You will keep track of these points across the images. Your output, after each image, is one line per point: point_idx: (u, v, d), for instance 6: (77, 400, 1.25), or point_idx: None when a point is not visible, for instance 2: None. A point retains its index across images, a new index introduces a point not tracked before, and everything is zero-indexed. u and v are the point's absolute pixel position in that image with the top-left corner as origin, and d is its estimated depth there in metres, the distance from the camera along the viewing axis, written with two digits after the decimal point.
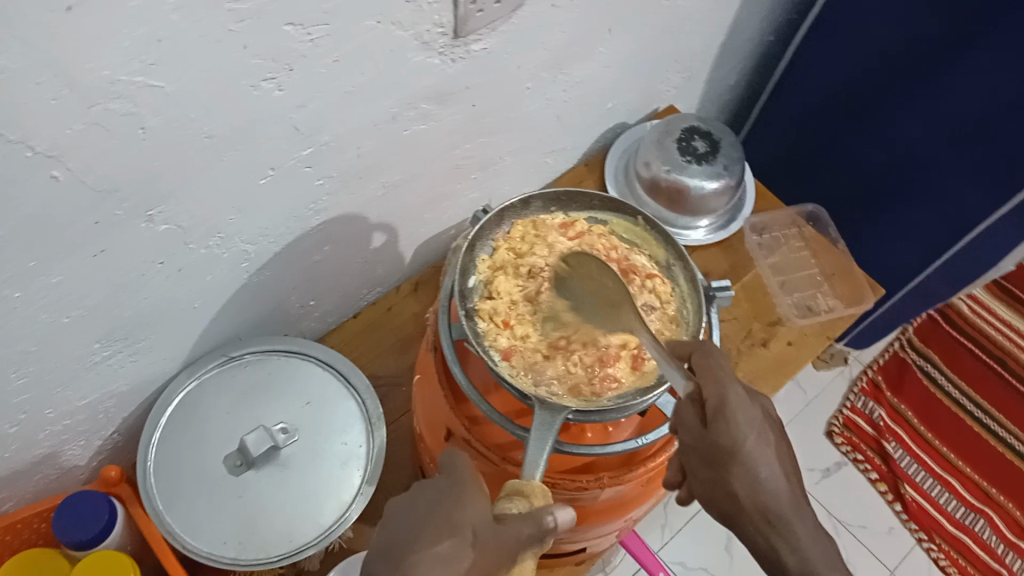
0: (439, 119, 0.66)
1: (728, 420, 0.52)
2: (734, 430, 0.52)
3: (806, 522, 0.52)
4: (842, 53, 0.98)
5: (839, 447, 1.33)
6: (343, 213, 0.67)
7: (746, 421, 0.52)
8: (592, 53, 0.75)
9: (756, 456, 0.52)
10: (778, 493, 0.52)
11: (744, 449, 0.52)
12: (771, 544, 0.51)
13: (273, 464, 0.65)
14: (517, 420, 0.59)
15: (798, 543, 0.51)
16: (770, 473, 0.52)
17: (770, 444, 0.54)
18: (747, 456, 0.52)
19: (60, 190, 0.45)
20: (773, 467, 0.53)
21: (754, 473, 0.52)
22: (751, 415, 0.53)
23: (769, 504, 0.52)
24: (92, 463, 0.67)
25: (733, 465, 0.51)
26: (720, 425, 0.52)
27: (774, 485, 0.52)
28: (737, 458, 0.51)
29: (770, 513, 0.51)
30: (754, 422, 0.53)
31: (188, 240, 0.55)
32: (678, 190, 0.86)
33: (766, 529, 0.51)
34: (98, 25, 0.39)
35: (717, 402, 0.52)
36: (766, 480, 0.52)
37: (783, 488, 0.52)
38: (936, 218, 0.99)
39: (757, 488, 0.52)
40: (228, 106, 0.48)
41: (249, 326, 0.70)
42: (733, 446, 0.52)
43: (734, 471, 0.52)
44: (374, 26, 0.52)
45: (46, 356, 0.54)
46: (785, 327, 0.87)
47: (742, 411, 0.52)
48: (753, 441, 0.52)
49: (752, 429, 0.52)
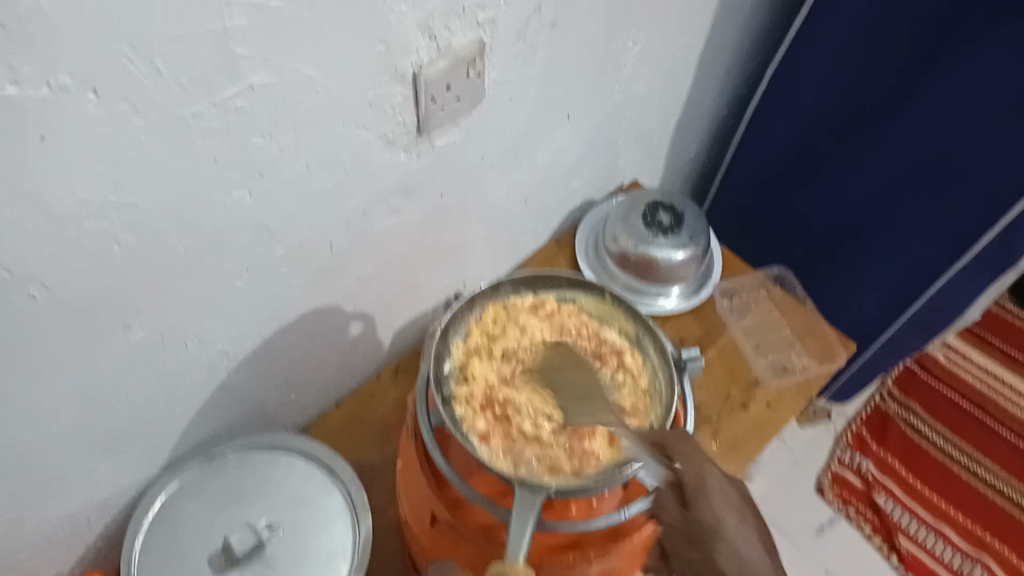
0: (408, 212, 0.68)
1: (708, 499, 0.54)
2: (713, 507, 0.54)
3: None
4: (793, 121, 1.03)
5: (831, 504, 1.32)
6: (319, 307, 0.68)
7: (721, 500, 0.55)
8: (553, 138, 0.79)
9: (737, 534, 0.54)
10: (767, 573, 0.52)
11: (724, 526, 0.54)
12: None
13: (258, 561, 0.65)
14: (500, 502, 0.58)
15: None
16: (753, 554, 0.54)
17: (751, 529, 0.55)
18: (728, 534, 0.54)
19: (37, 310, 0.46)
20: (757, 548, 0.54)
21: (736, 550, 0.53)
22: (728, 496, 0.55)
23: None
24: (74, 575, 0.67)
25: (716, 541, 0.54)
26: (702, 503, 0.54)
27: (760, 567, 0.52)
28: (718, 534, 0.54)
29: None
30: (732, 501, 0.55)
31: (165, 346, 0.57)
32: (647, 263, 0.89)
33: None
34: (72, 151, 0.41)
35: (695, 482, 0.55)
36: (748, 557, 0.53)
37: (772, 570, 0.53)
38: (894, 272, 1.02)
39: (744, 565, 0.53)
40: (202, 216, 0.51)
41: (229, 423, 0.71)
42: (715, 522, 0.54)
43: (717, 547, 0.54)
44: (340, 130, 0.55)
45: (26, 472, 0.54)
46: (762, 390, 0.87)
47: (719, 491, 0.55)
48: (732, 519, 0.55)
49: (730, 507, 0.55)
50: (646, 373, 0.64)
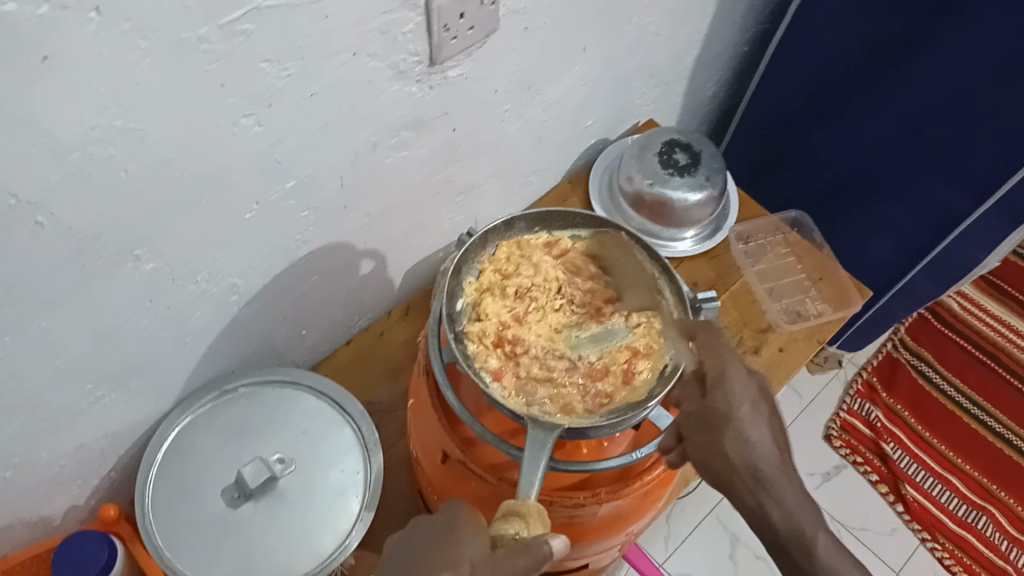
0: (419, 147, 0.67)
1: (724, 389, 0.55)
2: (730, 398, 0.54)
3: (792, 486, 0.52)
4: (814, 59, 1.00)
5: (837, 451, 1.33)
6: (328, 243, 0.67)
7: (741, 391, 0.55)
8: (567, 72, 0.76)
9: (750, 422, 0.54)
10: (767, 456, 0.53)
11: (739, 415, 0.54)
12: (758, 498, 0.52)
13: (271, 496, 0.66)
14: (512, 440, 0.60)
15: (784, 501, 0.51)
16: (762, 438, 0.53)
17: (766, 416, 0.55)
18: (741, 421, 0.54)
19: (43, 237, 0.45)
20: (768, 433, 0.54)
21: (746, 436, 0.53)
22: (749, 389, 0.55)
23: (759, 463, 0.52)
24: (90, 503, 0.67)
25: (728, 428, 0.53)
26: (718, 392, 0.55)
27: (767, 452, 0.53)
28: (731, 421, 0.53)
29: (761, 472, 0.52)
30: (752, 395, 0.55)
31: (174, 278, 0.56)
32: (662, 203, 0.87)
33: (755, 485, 0.52)
34: (74, 74, 0.40)
35: (716, 372, 0.55)
36: (757, 444, 0.53)
37: (774, 453, 0.53)
38: (913, 217, 1.01)
39: (749, 450, 0.53)
40: (209, 145, 0.49)
41: (240, 358, 0.70)
42: (729, 411, 0.54)
43: (728, 432, 0.53)
44: (349, 58, 0.53)
45: (37, 401, 0.54)
46: (775, 334, 0.88)
47: (741, 384, 0.55)
48: (748, 409, 0.54)
49: (749, 397, 0.55)
50: None
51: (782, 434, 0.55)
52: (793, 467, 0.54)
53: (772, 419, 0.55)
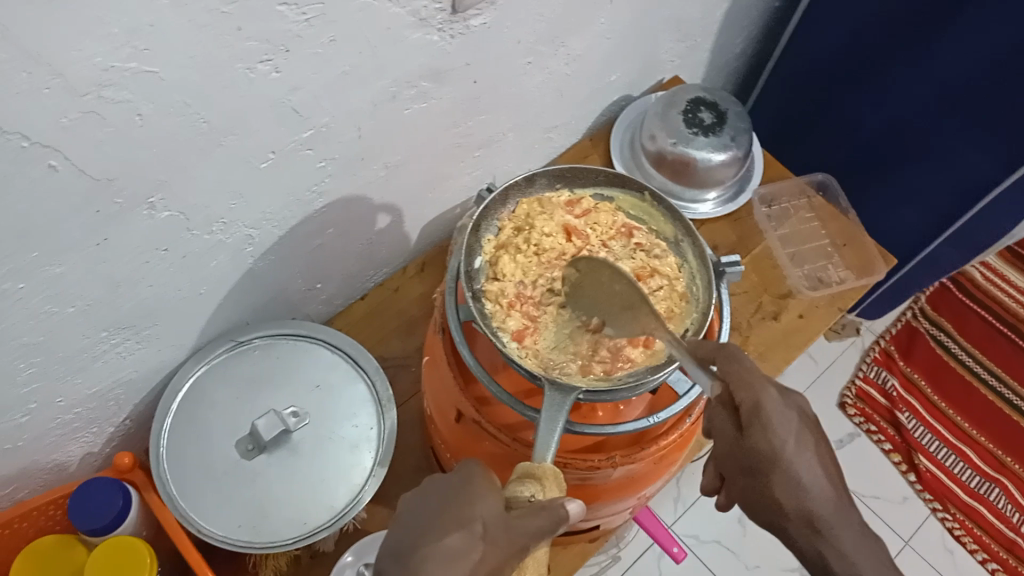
0: (438, 98, 0.65)
1: (763, 424, 0.48)
2: (770, 435, 0.48)
3: (851, 529, 0.48)
4: (849, 14, 0.96)
5: (851, 418, 1.32)
6: (345, 196, 0.66)
7: (783, 424, 0.49)
8: (593, 24, 0.74)
9: (800, 461, 0.49)
10: (821, 499, 0.48)
11: (786, 455, 0.48)
12: (816, 549, 0.48)
13: (284, 448, 0.66)
14: (527, 401, 0.59)
15: (844, 551, 0.47)
16: (814, 477, 0.49)
17: (810, 447, 0.50)
18: (789, 461, 0.48)
19: (57, 180, 0.44)
20: (816, 467, 0.49)
21: (796, 479, 0.48)
22: (791, 418, 0.49)
23: (814, 511, 0.48)
24: (104, 450, 0.68)
25: (776, 474, 0.48)
26: (756, 431, 0.49)
27: (820, 493, 0.49)
28: (777, 465, 0.48)
29: (817, 521, 0.48)
30: (792, 426, 0.49)
31: (189, 227, 0.55)
32: (685, 163, 0.85)
33: (811, 538, 0.48)
34: (86, 13, 0.38)
35: (750, 404, 0.49)
36: (810, 485, 0.49)
37: (827, 491, 0.49)
38: (939, 183, 0.99)
39: (801, 493, 0.48)
40: (223, 91, 0.48)
41: (255, 310, 0.70)
42: (775, 453, 0.48)
43: (774, 477, 0.48)
44: (369, 3, 0.51)
45: (51, 348, 0.54)
46: (795, 300, 0.86)
47: (782, 418, 0.49)
48: (794, 446, 0.49)
49: (793, 428, 0.49)
50: (685, 276, 0.64)
51: (824, 458, 0.51)
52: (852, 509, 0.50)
53: (817, 448, 0.50)
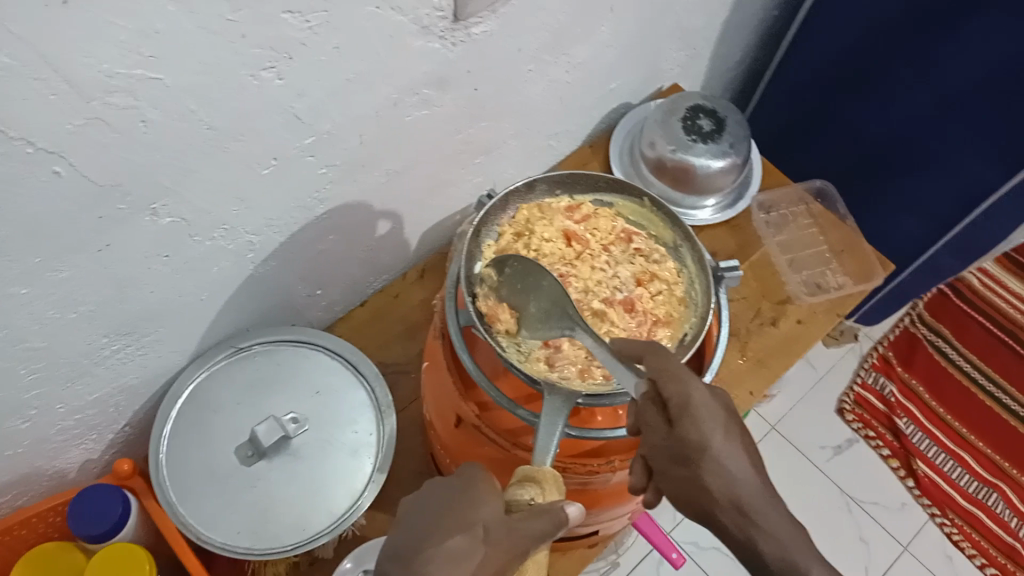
0: (439, 105, 0.65)
1: (693, 417, 0.48)
2: (701, 427, 0.48)
3: (777, 512, 0.48)
4: (849, 21, 0.96)
5: (850, 424, 1.33)
6: (347, 202, 0.66)
7: (709, 414, 0.48)
8: (593, 32, 0.74)
9: (726, 450, 0.48)
10: (747, 484, 0.48)
11: (713, 445, 0.48)
12: (747, 534, 0.48)
13: (284, 454, 0.66)
14: (527, 406, 0.59)
15: (772, 531, 0.47)
16: (740, 465, 0.49)
17: (735, 437, 0.49)
18: (716, 450, 0.48)
19: (61, 186, 0.44)
20: (741, 453, 0.49)
21: (724, 468, 0.48)
22: (718, 411, 0.49)
23: (741, 494, 0.48)
24: (105, 456, 0.68)
25: (706, 463, 0.48)
26: (687, 423, 0.48)
27: (747, 479, 0.48)
28: (705, 454, 0.48)
29: (744, 505, 0.48)
30: (719, 417, 0.49)
31: (192, 233, 0.55)
32: (684, 170, 0.86)
33: (742, 523, 0.48)
34: (92, 18, 0.38)
35: (679, 400, 0.48)
36: (737, 472, 0.48)
37: (753, 479, 0.49)
38: (939, 189, 0.99)
39: (727, 479, 0.48)
40: (227, 97, 0.48)
41: (255, 317, 0.70)
42: (703, 442, 0.48)
43: (704, 466, 0.48)
44: (372, 12, 0.51)
45: (53, 353, 0.54)
46: (794, 306, 0.87)
47: (709, 408, 0.49)
48: (721, 436, 0.48)
49: (718, 416, 0.49)
50: (683, 281, 0.64)
51: (746, 442, 0.50)
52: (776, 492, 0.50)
53: (739, 432, 0.50)
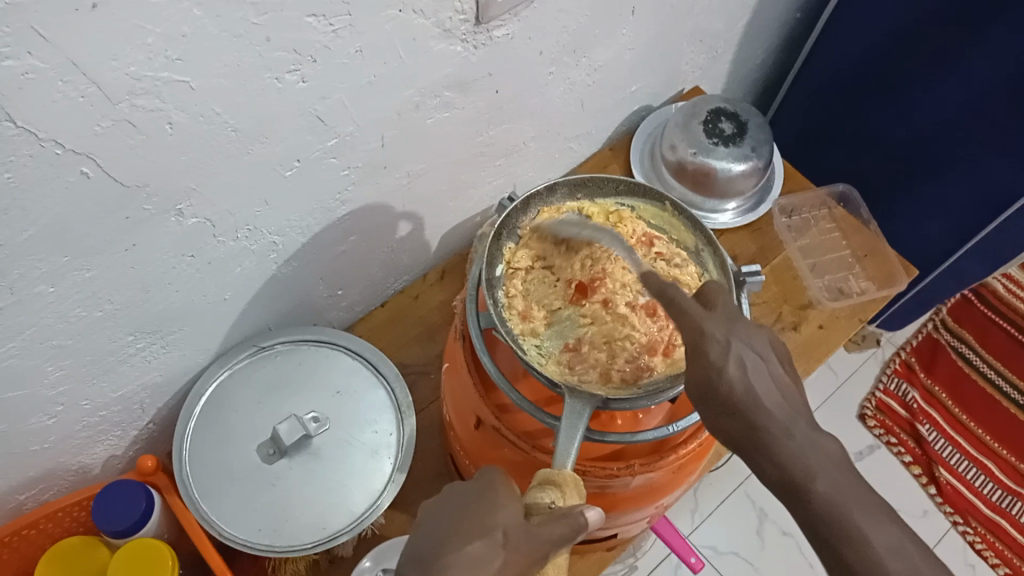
0: (460, 107, 0.65)
1: (703, 352, 0.47)
2: (711, 362, 0.46)
3: (794, 438, 0.44)
4: (872, 24, 0.96)
5: (871, 430, 1.32)
6: (368, 203, 0.67)
7: (721, 349, 0.46)
8: (615, 35, 0.74)
9: (742, 380, 0.46)
10: (766, 413, 0.45)
11: (722, 379, 0.46)
12: (757, 461, 0.45)
13: (305, 453, 0.66)
14: (547, 408, 0.59)
15: (780, 457, 0.43)
16: (759, 391, 0.46)
17: (759, 367, 0.47)
18: (726, 383, 0.46)
19: (89, 186, 0.45)
20: (769, 383, 0.46)
21: (733, 398, 0.46)
22: (731, 344, 0.47)
23: (753, 423, 0.45)
24: (128, 453, 0.68)
25: (716, 395, 0.46)
26: (696, 359, 0.47)
27: (763, 407, 0.45)
28: (717, 388, 0.46)
29: (755, 433, 0.45)
30: (738, 349, 0.47)
31: (215, 234, 0.56)
32: (705, 173, 0.85)
33: (754, 450, 0.45)
34: (121, 23, 0.39)
35: (689, 335, 0.47)
36: (750, 400, 0.45)
37: (773, 407, 0.45)
38: (963, 196, 0.98)
39: (738, 407, 0.45)
40: (254, 99, 0.48)
41: (278, 316, 0.71)
42: (712, 378, 0.46)
43: (717, 398, 0.46)
44: (396, 15, 0.52)
45: (80, 350, 0.55)
46: (815, 311, 0.86)
47: (721, 344, 0.46)
48: (733, 368, 0.46)
49: (738, 352, 0.47)
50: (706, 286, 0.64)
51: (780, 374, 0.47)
52: (811, 417, 0.46)
53: (773, 365, 0.47)
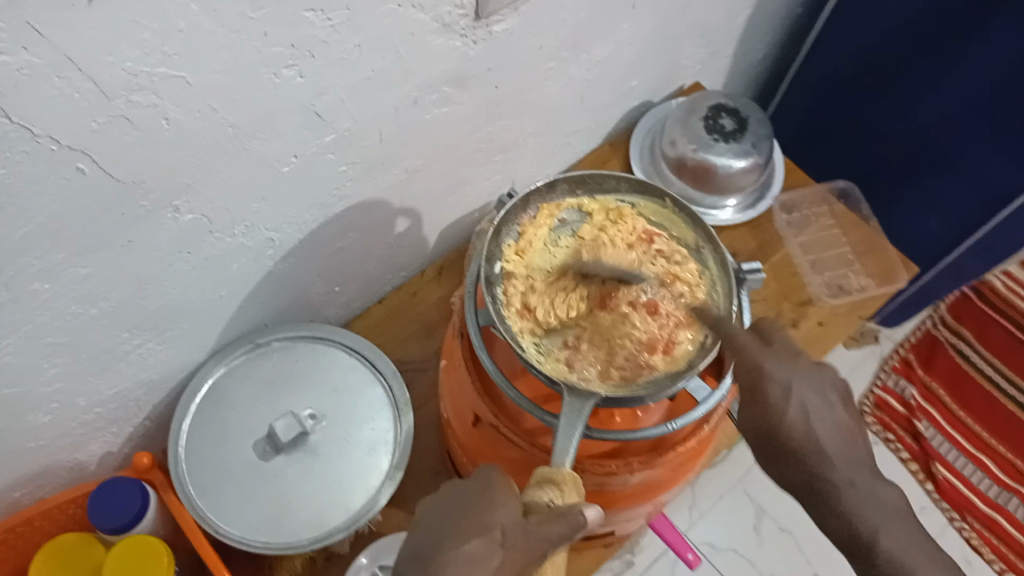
0: (459, 103, 0.65)
1: (765, 396, 0.48)
2: (772, 408, 0.47)
3: (863, 493, 0.46)
4: (872, 21, 0.95)
5: (871, 426, 1.35)
6: (365, 199, 0.66)
7: (783, 392, 0.48)
8: (615, 30, 0.73)
9: (805, 427, 0.47)
10: (830, 464, 0.46)
11: (784, 425, 0.47)
12: (822, 514, 0.46)
13: (302, 450, 0.66)
14: (545, 406, 0.59)
15: (848, 514, 0.45)
16: (819, 436, 0.47)
17: (818, 410, 0.48)
18: (789, 429, 0.47)
19: (84, 183, 0.44)
20: (831, 432, 0.48)
21: (796, 445, 0.47)
22: (792, 388, 0.48)
23: (817, 473, 0.46)
24: (125, 450, 0.68)
25: (779, 441, 0.47)
26: (757, 404, 0.48)
27: (824, 454, 0.47)
28: (780, 434, 0.47)
29: (819, 484, 0.46)
30: (799, 395, 0.48)
31: (212, 230, 0.55)
32: (705, 169, 0.85)
33: (818, 504, 0.46)
34: (115, 19, 0.38)
35: (749, 380, 0.48)
36: (812, 446, 0.47)
37: (837, 456, 0.47)
38: (964, 192, 0.98)
39: (803, 455, 0.47)
40: (251, 95, 0.48)
41: (275, 313, 0.70)
42: (775, 423, 0.47)
43: (780, 444, 0.47)
44: (394, 10, 0.51)
45: (76, 348, 0.54)
46: (815, 308, 0.86)
47: (783, 389, 0.48)
48: (795, 414, 0.47)
49: (800, 398, 0.48)
50: (706, 283, 0.63)
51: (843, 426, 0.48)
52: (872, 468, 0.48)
53: (830, 407, 0.49)
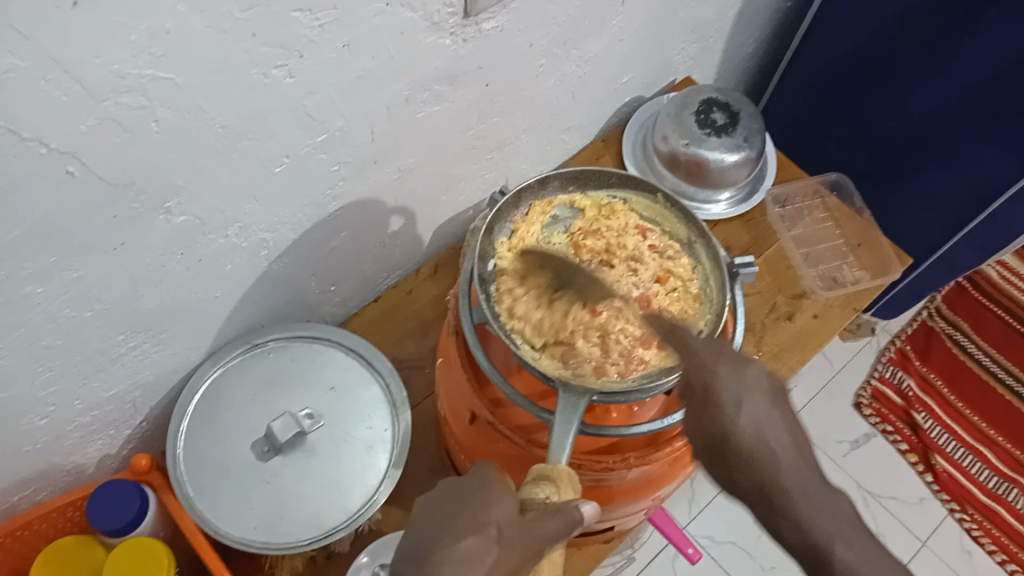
0: (450, 101, 0.65)
1: (716, 403, 0.46)
2: (724, 414, 0.46)
3: (811, 496, 0.43)
4: (862, 13, 0.96)
5: (868, 419, 1.32)
6: (358, 199, 0.66)
7: (735, 398, 0.46)
8: (605, 26, 0.73)
9: (756, 433, 0.45)
10: (781, 470, 0.44)
11: (736, 433, 0.45)
12: (772, 523, 0.43)
13: (300, 450, 0.66)
14: (542, 402, 0.61)
15: (799, 520, 0.42)
16: (771, 443, 0.45)
17: (771, 416, 0.46)
18: (740, 436, 0.45)
19: (75, 186, 0.45)
20: (783, 440, 0.45)
21: (748, 453, 0.44)
22: (745, 394, 0.46)
23: (766, 479, 0.44)
24: (123, 452, 0.68)
25: (729, 450, 0.45)
26: (708, 412, 0.46)
27: (776, 460, 0.44)
28: (731, 442, 0.45)
29: (769, 493, 0.43)
30: (753, 401, 0.46)
31: (206, 231, 0.55)
32: (698, 164, 0.85)
33: (769, 513, 0.43)
34: (102, 21, 0.38)
35: (703, 385, 0.47)
36: (763, 452, 0.44)
37: (789, 462, 0.44)
38: (957, 182, 0.98)
39: (753, 462, 0.44)
40: (241, 95, 0.48)
41: (270, 313, 0.70)
42: (727, 429, 0.45)
43: (732, 453, 0.45)
44: (383, 8, 0.51)
45: (70, 350, 0.54)
46: (810, 301, 0.86)
47: (736, 395, 0.46)
48: (747, 420, 0.45)
49: (752, 405, 0.46)
50: (698, 277, 0.64)
51: (795, 432, 0.46)
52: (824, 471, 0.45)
53: (784, 413, 0.47)
